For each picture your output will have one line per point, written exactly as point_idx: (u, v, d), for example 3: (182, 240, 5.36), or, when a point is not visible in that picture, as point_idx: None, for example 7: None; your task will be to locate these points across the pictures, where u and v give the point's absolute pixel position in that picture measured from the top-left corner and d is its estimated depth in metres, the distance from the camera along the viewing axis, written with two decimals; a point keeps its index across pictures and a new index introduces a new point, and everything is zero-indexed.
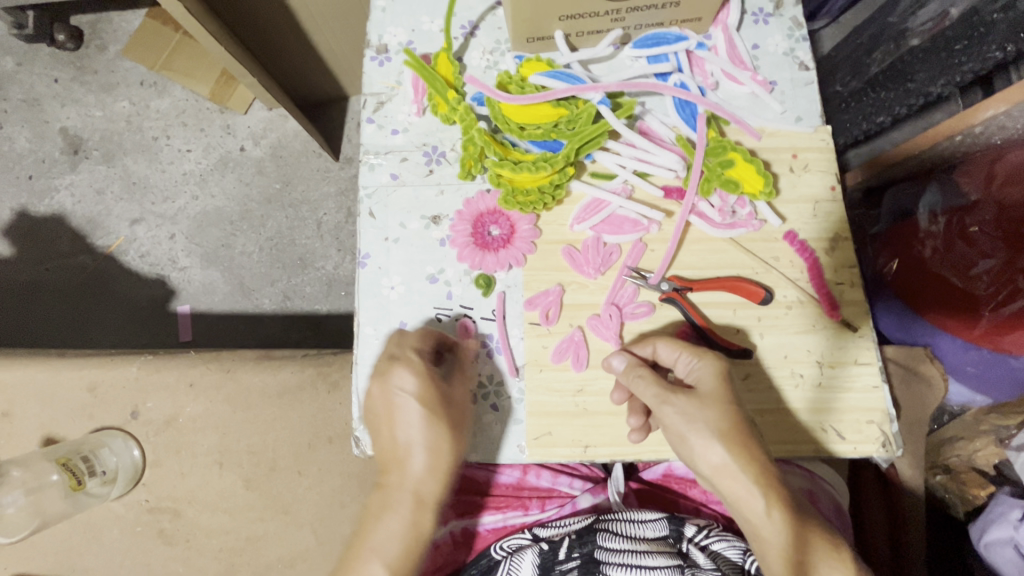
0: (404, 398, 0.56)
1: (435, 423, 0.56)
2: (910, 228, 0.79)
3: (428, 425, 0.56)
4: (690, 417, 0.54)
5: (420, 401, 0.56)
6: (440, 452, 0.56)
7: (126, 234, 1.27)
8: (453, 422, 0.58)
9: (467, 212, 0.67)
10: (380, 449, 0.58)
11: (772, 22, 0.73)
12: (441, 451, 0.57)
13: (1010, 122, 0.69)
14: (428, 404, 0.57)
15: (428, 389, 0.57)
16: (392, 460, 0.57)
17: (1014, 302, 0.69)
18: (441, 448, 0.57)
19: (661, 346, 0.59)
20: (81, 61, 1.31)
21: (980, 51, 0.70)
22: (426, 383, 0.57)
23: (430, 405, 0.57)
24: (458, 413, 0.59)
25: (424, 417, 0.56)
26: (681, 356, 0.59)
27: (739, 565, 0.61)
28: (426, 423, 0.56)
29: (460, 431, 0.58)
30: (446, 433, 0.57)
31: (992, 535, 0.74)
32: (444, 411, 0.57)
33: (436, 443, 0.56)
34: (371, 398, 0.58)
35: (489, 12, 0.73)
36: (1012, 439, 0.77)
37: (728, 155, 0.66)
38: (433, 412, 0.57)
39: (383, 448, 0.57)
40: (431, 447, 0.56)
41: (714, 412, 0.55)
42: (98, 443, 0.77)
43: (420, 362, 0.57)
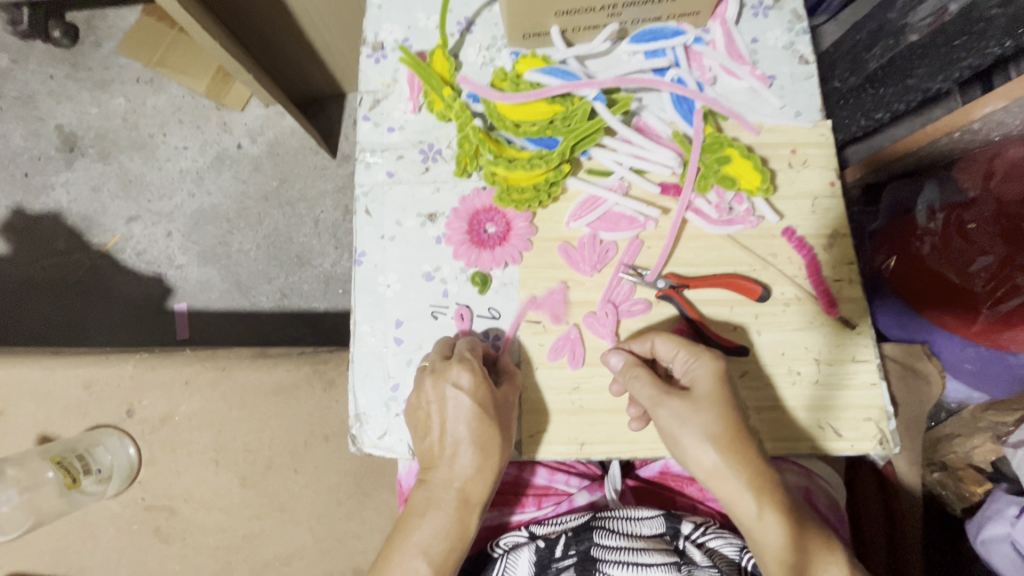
0: (455, 399, 0.57)
1: (488, 426, 0.58)
2: (909, 225, 0.78)
3: (481, 426, 0.58)
4: (683, 420, 0.55)
5: (474, 402, 0.57)
6: (490, 455, 0.58)
7: (122, 231, 1.26)
8: (503, 426, 0.59)
9: (462, 210, 0.67)
10: (426, 446, 0.59)
11: (771, 16, 0.72)
12: (492, 453, 0.58)
13: (1009, 118, 0.68)
14: (481, 407, 0.58)
15: (484, 391, 0.58)
16: (438, 457, 0.59)
17: (1012, 299, 0.69)
18: (490, 450, 0.58)
19: (660, 343, 0.59)
20: (76, 58, 1.30)
21: (979, 46, 0.69)
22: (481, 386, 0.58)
23: (485, 409, 0.58)
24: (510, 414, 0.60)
25: (477, 420, 0.57)
26: (679, 355, 0.58)
27: (736, 562, 0.61)
28: (478, 426, 0.57)
29: (509, 435, 0.59)
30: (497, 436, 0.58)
31: (990, 531, 0.74)
32: (496, 413, 0.58)
33: (484, 445, 0.58)
34: (422, 395, 0.59)
35: (485, 7, 0.73)
36: (1010, 436, 0.75)
37: (725, 151, 0.65)
38: (484, 414, 0.58)
39: (428, 444, 0.59)
40: (484, 449, 0.58)
41: (708, 415, 0.55)
42: (93, 441, 0.77)
43: (477, 365, 0.58)
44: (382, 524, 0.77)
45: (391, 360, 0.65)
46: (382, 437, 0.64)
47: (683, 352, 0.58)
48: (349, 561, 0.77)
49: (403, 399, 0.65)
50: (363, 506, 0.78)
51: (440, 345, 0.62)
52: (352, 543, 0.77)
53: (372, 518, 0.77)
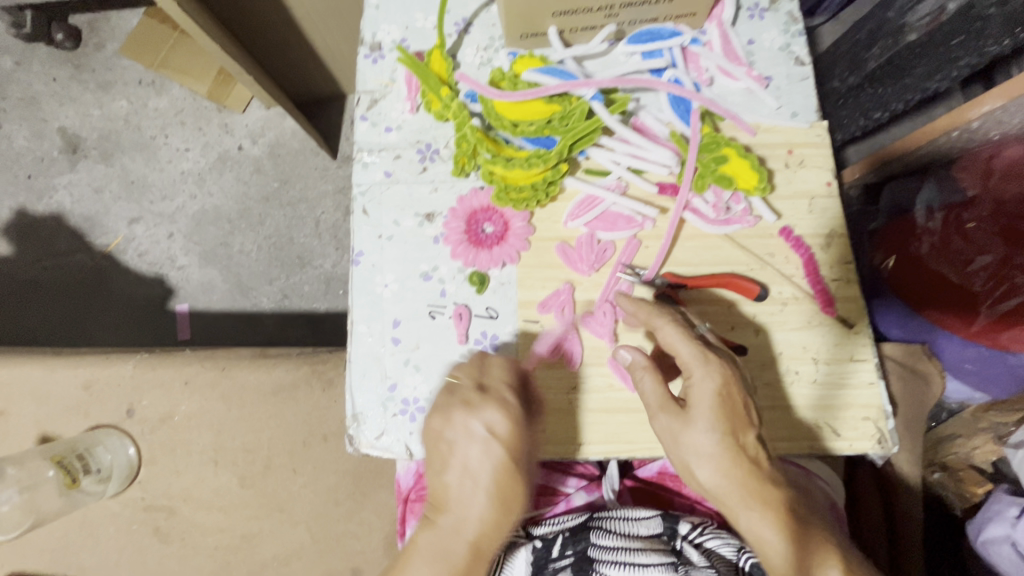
0: (487, 441, 0.55)
1: (515, 475, 0.55)
2: (907, 224, 0.78)
3: (507, 476, 0.55)
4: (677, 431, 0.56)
5: (504, 446, 0.55)
6: (509, 509, 0.55)
7: (124, 232, 1.27)
8: (529, 476, 0.57)
9: (460, 210, 0.67)
10: (438, 487, 0.56)
11: (768, 17, 0.72)
12: (513, 506, 0.56)
13: (1006, 117, 0.67)
14: (511, 454, 0.56)
15: (516, 436, 0.56)
16: (453, 500, 0.55)
17: (1011, 299, 0.69)
18: (511, 505, 0.55)
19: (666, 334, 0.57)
20: (79, 60, 1.31)
21: (978, 45, 0.69)
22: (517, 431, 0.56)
23: (515, 455, 0.56)
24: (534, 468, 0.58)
25: (504, 464, 0.55)
26: (684, 354, 0.56)
27: (733, 562, 0.60)
28: (503, 472, 0.55)
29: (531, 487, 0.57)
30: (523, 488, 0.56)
31: (990, 532, 0.74)
32: (523, 464, 0.56)
33: (506, 497, 0.55)
34: (445, 430, 0.56)
35: (483, 8, 0.73)
36: (1011, 436, 0.76)
37: (722, 151, 0.65)
38: (512, 463, 0.55)
39: (443, 484, 0.56)
40: (506, 501, 0.55)
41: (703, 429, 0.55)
42: (93, 441, 0.77)
43: (512, 407, 0.57)
44: (380, 524, 0.77)
45: (389, 360, 0.65)
46: (379, 436, 0.64)
47: (688, 355, 0.56)
48: (347, 562, 0.77)
49: (400, 398, 0.65)
50: (361, 506, 0.78)
51: (469, 366, 0.59)
52: (350, 543, 0.77)
53: (370, 518, 0.77)
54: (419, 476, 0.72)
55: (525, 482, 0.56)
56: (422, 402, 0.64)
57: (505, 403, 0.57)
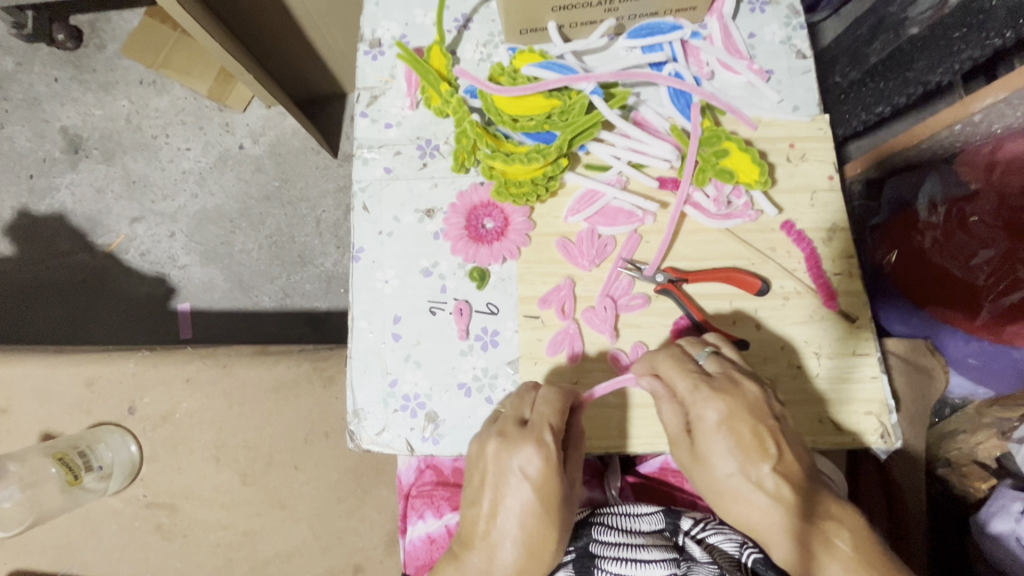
0: (526, 485, 0.53)
1: (551, 521, 0.54)
2: (909, 217, 0.78)
3: (540, 522, 0.53)
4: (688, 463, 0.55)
5: (536, 492, 0.53)
6: (539, 557, 0.54)
7: (126, 232, 1.27)
8: (561, 524, 0.55)
9: (461, 205, 0.67)
10: (467, 519, 0.57)
11: (768, 10, 0.72)
12: (546, 553, 0.54)
13: (1010, 110, 0.66)
14: (547, 500, 0.53)
15: (551, 482, 0.53)
16: (479, 538, 0.55)
17: (1014, 293, 0.69)
18: (543, 552, 0.54)
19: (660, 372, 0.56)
20: (80, 60, 1.31)
21: (979, 37, 0.69)
22: (557, 476, 0.53)
23: (551, 499, 0.54)
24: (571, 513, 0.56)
25: (535, 510, 0.53)
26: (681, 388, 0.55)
27: (736, 559, 0.59)
28: (535, 517, 0.53)
29: (563, 534, 0.55)
30: (556, 536, 0.54)
31: (996, 527, 0.73)
32: (558, 510, 0.54)
33: (535, 544, 0.54)
34: (482, 459, 0.55)
35: (482, 4, 0.73)
36: (1014, 431, 0.75)
37: (723, 144, 0.65)
38: (545, 510, 0.54)
39: (472, 520, 0.56)
40: (539, 547, 0.54)
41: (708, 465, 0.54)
42: (95, 438, 0.77)
43: (554, 453, 0.53)
44: (382, 521, 0.77)
45: (389, 356, 0.65)
46: (380, 433, 0.64)
47: (682, 388, 0.55)
48: (349, 559, 0.77)
49: (401, 394, 0.65)
50: (363, 502, 0.78)
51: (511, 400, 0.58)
52: (352, 539, 0.77)
53: (372, 515, 0.77)
54: (421, 472, 0.72)
55: (560, 528, 0.54)
56: (422, 398, 0.64)
57: (548, 446, 0.53)
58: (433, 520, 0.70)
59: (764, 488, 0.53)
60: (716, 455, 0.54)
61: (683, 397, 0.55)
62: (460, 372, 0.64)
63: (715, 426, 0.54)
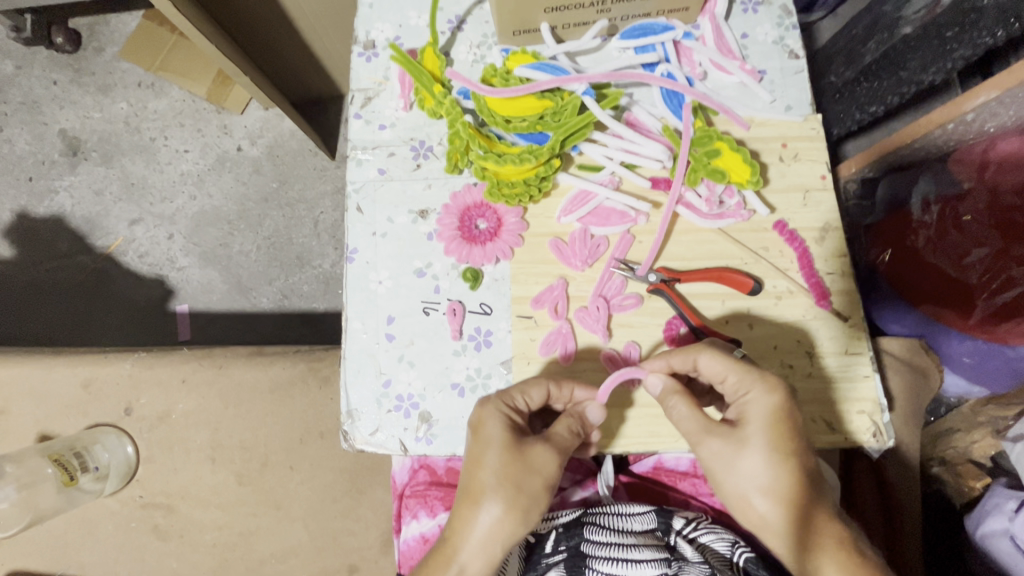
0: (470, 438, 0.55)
1: (495, 475, 0.53)
2: (903, 217, 0.78)
3: (485, 476, 0.53)
4: (721, 456, 0.54)
5: (479, 443, 0.54)
6: (480, 511, 0.52)
7: (124, 234, 1.27)
8: (511, 482, 0.52)
9: (454, 206, 0.67)
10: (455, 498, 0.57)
11: (761, 11, 0.72)
12: (486, 508, 0.52)
13: (1002, 109, 0.68)
14: (487, 451, 0.53)
15: (493, 433, 0.54)
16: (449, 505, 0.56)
17: (1007, 292, 0.69)
18: (482, 505, 0.52)
19: (703, 362, 0.55)
20: (79, 63, 1.32)
21: (971, 37, 0.70)
22: (496, 429, 0.54)
23: (496, 451, 0.53)
24: (529, 476, 0.53)
25: (480, 462, 0.54)
26: (729, 378, 0.55)
27: (727, 557, 0.62)
28: (479, 470, 0.53)
29: (517, 498, 0.52)
30: (495, 487, 0.52)
31: (987, 526, 0.74)
32: (500, 464, 0.53)
33: (476, 494, 0.53)
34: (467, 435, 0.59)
35: (475, 5, 0.73)
36: (1009, 429, 0.76)
37: (715, 144, 0.65)
38: (487, 462, 0.53)
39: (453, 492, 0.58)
40: (480, 501, 0.52)
41: (755, 457, 0.53)
42: (92, 439, 0.77)
43: (498, 405, 0.55)
44: (377, 521, 0.77)
45: (383, 356, 0.65)
46: (374, 433, 0.64)
47: (733, 376, 0.55)
48: (344, 559, 0.77)
49: (394, 394, 0.65)
50: (358, 503, 0.78)
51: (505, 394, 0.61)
52: (347, 540, 0.77)
53: (367, 515, 0.78)
54: (415, 471, 0.72)
55: (502, 482, 0.52)
56: (416, 398, 0.64)
57: (490, 403, 0.56)
58: (427, 519, 0.70)
59: (806, 484, 0.53)
60: (771, 445, 0.53)
61: (732, 387, 0.55)
62: (454, 372, 0.65)
63: (768, 417, 0.54)
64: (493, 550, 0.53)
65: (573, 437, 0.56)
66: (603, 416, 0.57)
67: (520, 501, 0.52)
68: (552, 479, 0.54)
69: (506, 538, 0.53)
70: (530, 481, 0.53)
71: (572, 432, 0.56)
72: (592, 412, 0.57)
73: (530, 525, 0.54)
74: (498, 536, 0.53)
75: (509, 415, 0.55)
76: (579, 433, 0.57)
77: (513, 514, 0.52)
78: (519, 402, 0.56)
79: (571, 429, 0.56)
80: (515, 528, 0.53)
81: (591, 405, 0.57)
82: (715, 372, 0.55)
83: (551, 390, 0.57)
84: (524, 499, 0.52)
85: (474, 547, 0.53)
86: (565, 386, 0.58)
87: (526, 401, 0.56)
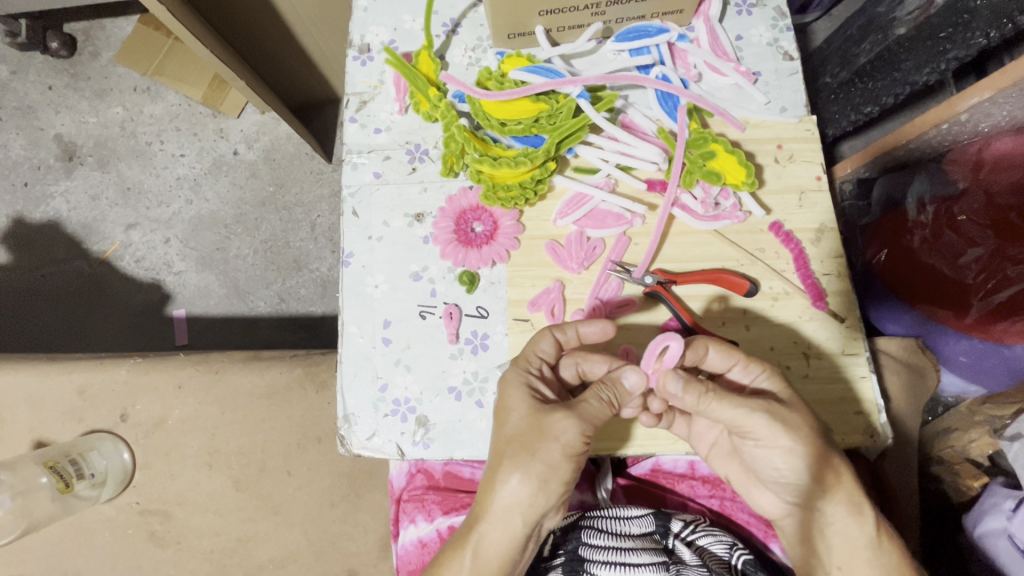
0: (497, 412, 0.55)
1: (511, 439, 0.52)
2: (899, 217, 0.78)
3: (504, 443, 0.53)
4: (786, 422, 0.52)
5: (501, 411, 0.54)
6: (496, 482, 0.52)
7: (121, 238, 1.27)
8: (527, 448, 0.51)
9: (450, 209, 0.67)
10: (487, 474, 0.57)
11: (755, 13, 0.72)
12: (503, 477, 0.51)
13: (995, 109, 0.67)
14: (506, 421, 0.53)
15: (513, 400, 0.54)
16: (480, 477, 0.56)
17: (1003, 291, 0.70)
18: (498, 475, 0.52)
19: (714, 350, 0.55)
20: (74, 68, 1.32)
21: (964, 38, 0.68)
22: (515, 397, 0.54)
23: (515, 418, 0.53)
24: (547, 445, 0.51)
25: (501, 428, 0.54)
26: (737, 365, 0.56)
27: (726, 561, 0.62)
28: (500, 437, 0.53)
29: (533, 462, 0.51)
30: (509, 456, 0.51)
31: (986, 525, 0.74)
32: (518, 432, 0.52)
33: (494, 466, 0.52)
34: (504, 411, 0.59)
35: (471, 8, 0.73)
36: (1006, 429, 0.73)
37: (710, 146, 0.64)
38: (506, 431, 0.53)
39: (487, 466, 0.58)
40: (496, 470, 0.52)
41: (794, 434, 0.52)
42: (88, 446, 0.77)
43: (519, 374, 0.55)
44: (376, 526, 0.77)
45: (380, 360, 0.65)
46: (371, 437, 0.64)
47: (740, 363, 0.56)
48: (343, 564, 0.77)
49: (391, 399, 0.65)
50: (356, 507, 0.78)
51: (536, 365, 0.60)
52: (345, 545, 0.77)
53: (366, 520, 0.77)
54: (412, 476, 0.73)
55: (517, 449, 0.51)
56: (413, 402, 0.64)
57: (510, 373, 0.56)
58: (424, 524, 0.70)
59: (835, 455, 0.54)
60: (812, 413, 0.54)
61: (739, 374, 0.57)
62: (451, 376, 0.64)
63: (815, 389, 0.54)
64: (513, 522, 0.52)
65: (604, 407, 0.52)
66: (642, 381, 0.53)
67: (535, 470, 0.51)
68: (573, 447, 0.51)
69: (526, 510, 0.52)
70: (548, 448, 0.51)
71: (603, 401, 0.52)
72: (629, 378, 0.53)
73: (552, 497, 0.52)
74: (518, 508, 0.52)
75: (531, 383, 0.55)
76: (612, 403, 0.53)
77: (531, 484, 0.51)
78: (537, 364, 0.57)
79: (602, 397, 0.52)
80: (535, 499, 0.52)
81: (628, 370, 0.54)
82: (725, 360, 0.56)
83: (563, 342, 0.57)
84: (541, 467, 0.51)
85: (494, 518, 0.52)
86: (569, 326, 0.56)
87: (542, 359, 0.57)
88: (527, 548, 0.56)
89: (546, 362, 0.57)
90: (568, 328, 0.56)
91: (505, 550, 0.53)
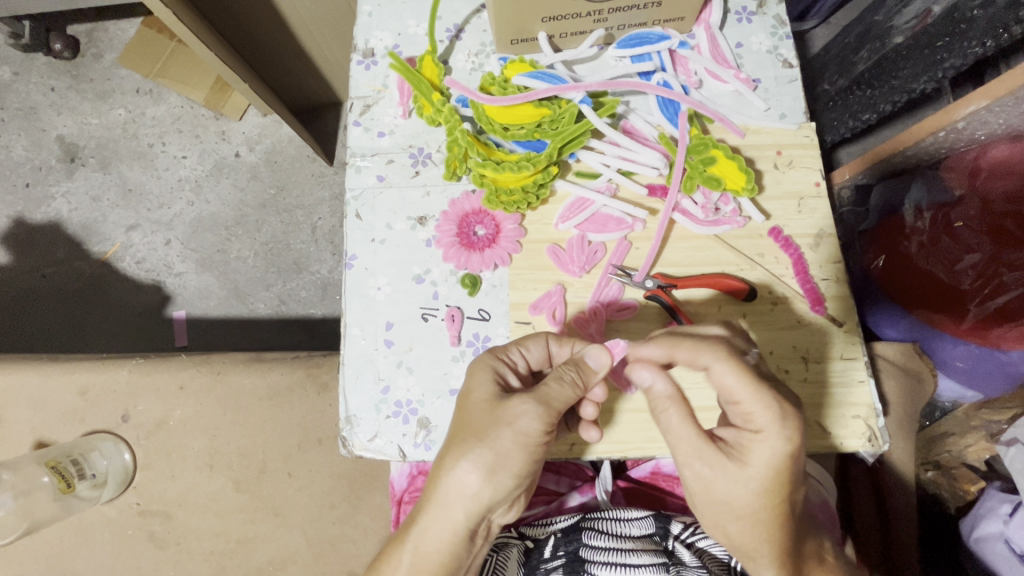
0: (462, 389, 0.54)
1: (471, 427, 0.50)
2: (897, 224, 0.79)
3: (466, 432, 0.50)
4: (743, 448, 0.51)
5: (474, 394, 0.52)
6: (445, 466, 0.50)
7: (121, 240, 1.27)
8: (481, 433, 0.49)
9: (452, 213, 0.68)
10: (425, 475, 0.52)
11: (755, 20, 0.73)
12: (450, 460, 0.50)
13: (993, 117, 0.68)
14: (466, 402, 0.52)
15: (480, 381, 0.52)
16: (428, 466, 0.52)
17: (1001, 296, 0.71)
18: (447, 460, 0.50)
19: (720, 370, 0.49)
20: (77, 70, 1.32)
21: (962, 47, 0.69)
22: (476, 381, 0.52)
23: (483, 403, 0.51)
24: (495, 426, 0.49)
25: (465, 408, 0.52)
26: (742, 399, 0.49)
27: (724, 562, 0.64)
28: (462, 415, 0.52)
29: (478, 443, 0.49)
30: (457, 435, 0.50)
31: (984, 529, 0.75)
32: (474, 417, 0.50)
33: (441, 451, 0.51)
34: None
35: (474, 14, 0.74)
36: (1002, 433, 0.76)
37: (710, 152, 0.65)
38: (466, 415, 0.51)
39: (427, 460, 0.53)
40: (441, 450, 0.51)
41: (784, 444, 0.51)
42: (88, 447, 0.77)
43: (491, 359, 0.54)
44: (376, 528, 0.77)
45: (382, 362, 0.66)
46: (372, 439, 0.65)
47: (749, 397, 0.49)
48: (344, 565, 0.77)
49: (393, 400, 0.65)
50: (357, 509, 0.78)
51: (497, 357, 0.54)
52: (346, 546, 0.77)
53: (366, 521, 0.77)
54: (413, 477, 0.74)
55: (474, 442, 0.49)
56: (415, 404, 0.65)
57: (482, 359, 0.54)
58: None
59: None
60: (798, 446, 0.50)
61: (741, 410, 0.51)
62: (452, 378, 0.65)
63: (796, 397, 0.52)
64: (455, 507, 0.50)
65: (567, 387, 0.50)
66: (604, 359, 0.52)
67: (484, 457, 0.49)
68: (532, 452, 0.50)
69: (468, 499, 0.50)
70: (500, 433, 0.49)
71: (565, 381, 0.50)
72: (591, 355, 0.52)
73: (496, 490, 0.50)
74: (463, 497, 0.50)
75: (497, 368, 0.54)
76: (577, 382, 0.51)
77: (479, 470, 0.49)
78: (515, 355, 0.55)
79: (563, 376, 0.50)
80: (481, 490, 0.49)
81: (590, 347, 0.53)
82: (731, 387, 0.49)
83: (552, 344, 0.56)
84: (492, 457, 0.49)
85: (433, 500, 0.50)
86: (567, 341, 0.57)
87: (523, 355, 0.55)
88: (474, 544, 0.54)
89: (525, 360, 0.56)
90: (573, 343, 0.57)
91: (442, 543, 0.51)
